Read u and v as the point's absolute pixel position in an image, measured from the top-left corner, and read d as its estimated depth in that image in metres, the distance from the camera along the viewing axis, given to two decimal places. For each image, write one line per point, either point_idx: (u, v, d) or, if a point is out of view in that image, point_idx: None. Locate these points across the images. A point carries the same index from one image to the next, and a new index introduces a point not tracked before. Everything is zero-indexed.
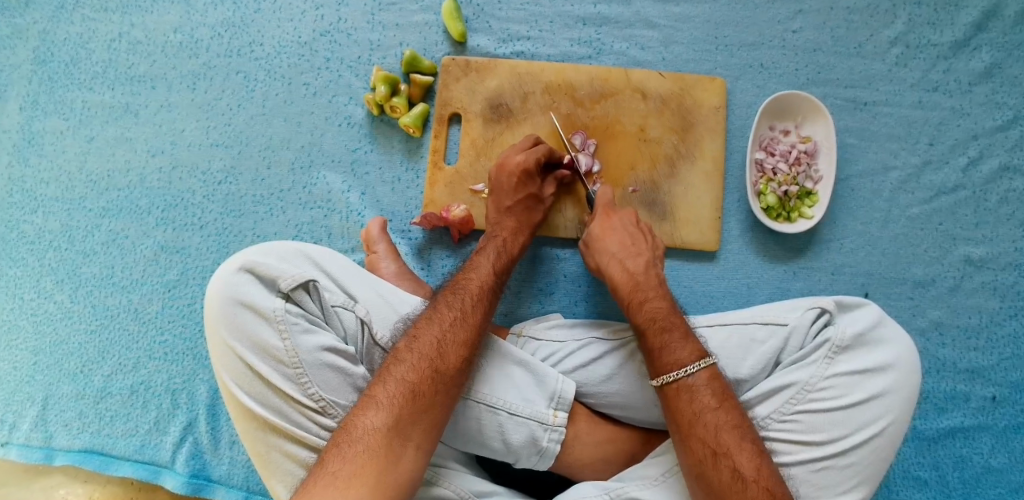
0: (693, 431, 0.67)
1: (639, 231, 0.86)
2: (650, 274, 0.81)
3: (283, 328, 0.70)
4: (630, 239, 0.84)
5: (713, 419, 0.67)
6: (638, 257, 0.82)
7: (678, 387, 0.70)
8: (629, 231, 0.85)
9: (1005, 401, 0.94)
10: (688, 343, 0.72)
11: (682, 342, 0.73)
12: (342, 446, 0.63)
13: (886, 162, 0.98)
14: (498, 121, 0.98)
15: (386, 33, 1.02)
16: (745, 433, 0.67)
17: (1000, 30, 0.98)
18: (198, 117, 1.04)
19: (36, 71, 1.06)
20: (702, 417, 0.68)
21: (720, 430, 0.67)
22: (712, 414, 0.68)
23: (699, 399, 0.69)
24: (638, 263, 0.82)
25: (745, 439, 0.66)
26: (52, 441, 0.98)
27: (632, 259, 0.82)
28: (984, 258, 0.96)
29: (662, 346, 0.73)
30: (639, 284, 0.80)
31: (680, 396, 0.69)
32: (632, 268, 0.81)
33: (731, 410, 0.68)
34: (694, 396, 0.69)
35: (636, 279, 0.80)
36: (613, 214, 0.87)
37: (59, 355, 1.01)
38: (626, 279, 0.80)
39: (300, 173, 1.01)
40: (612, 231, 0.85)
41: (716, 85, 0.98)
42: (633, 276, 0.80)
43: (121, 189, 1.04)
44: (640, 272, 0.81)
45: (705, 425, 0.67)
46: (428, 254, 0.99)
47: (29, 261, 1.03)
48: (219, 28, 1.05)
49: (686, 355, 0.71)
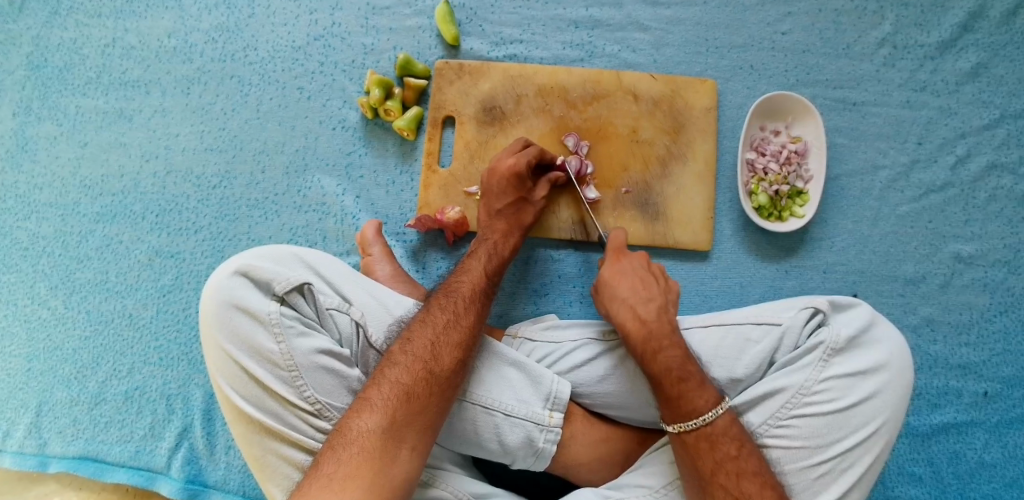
0: (715, 479, 0.68)
1: (650, 273, 0.82)
2: (662, 322, 0.77)
3: (279, 331, 0.70)
4: (641, 282, 0.81)
5: (734, 467, 0.68)
6: (650, 304, 0.78)
7: (697, 435, 0.70)
8: (640, 274, 0.82)
9: (997, 396, 0.95)
10: (705, 391, 0.71)
11: (698, 390, 0.71)
12: (337, 448, 0.63)
13: (876, 161, 0.99)
14: (491, 123, 0.99)
15: (379, 37, 1.03)
16: (765, 479, 0.68)
17: (986, 31, 1.00)
18: (192, 121, 1.04)
19: (30, 77, 1.07)
20: (724, 465, 0.68)
21: (742, 477, 0.68)
22: (734, 462, 0.69)
23: (719, 447, 0.70)
24: (649, 309, 0.78)
25: (766, 486, 0.67)
26: (47, 448, 0.98)
27: (644, 305, 0.78)
28: (974, 255, 0.97)
29: (679, 396, 0.71)
30: (652, 333, 0.76)
31: (700, 443, 0.70)
32: (645, 316, 0.77)
33: (750, 456, 0.69)
34: (714, 444, 0.70)
35: (648, 327, 0.76)
36: (623, 257, 0.84)
37: (53, 362, 1.00)
38: (638, 328, 0.76)
39: (295, 176, 1.01)
40: (623, 275, 0.82)
41: (707, 86, 0.99)
42: (645, 325, 0.76)
43: (115, 194, 1.04)
44: (653, 319, 0.77)
45: (727, 473, 0.68)
46: (423, 257, 0.99)
47: (23, 267, 1.03)
48: (213, 33, 1.05)
49: (704, 403, 0.71)
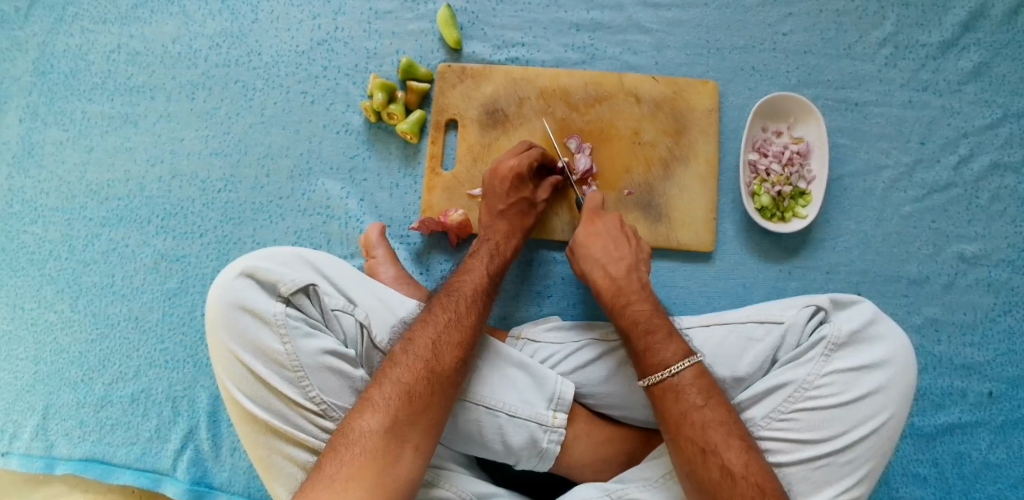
0: (681, 430, 0.68)
1: (623, 236, 0.87)
2: (632, 278, 0.82)
3: (285, 332, 0.70)
4: (613, 244, 0.85)
5: (699, 417, 0.68)
6: (621, 262, 0.84)
7: (664, 386, 0.71)
8: (613, 235, 0.86)
9: (1002, 396, 0.95)
10: (671, 343, 0.74)
11: (665, 342, 0.74)
12: (339, 449, 0.63)
13: (878, 162, 0.99)
14: (494, 126, 0.99)
15: (382, 41, 1.04)
16: (732, 429, 0.68)
17: (988, 31, 1.00)
18: (196, 126, 1.05)
19: (36, 83, 1.08)
20: (689, 416, 0.69)
21: (707, 428, 0.68)
22: (699, 412, 0.69)
23: (685, 397, 0.70)
24: (620, 267, 0.83)
25: (732, 436, 0.67)
26: (54, 450, 0.99)
27: (614, 264, 0.84)
28: (977, 255, 0.97)
29: (646, 347, 0.74)
30: (621, 288, 0.81)
31: (667, 395, 0.71)
32: (614, 273, 0.83)
33: (718, 407, 0.69)
34: (680, 394, 0.70)
35: (617, 283, 0.82)
36: (598, 220, 0.88)
37: (60, 365, 1.01)
38: (608, 284, 0.82)
39: (299, 180, 1.02)
40: (597, 237, 0.86)
41: (709, 87, 0.99)
42: (614, 281, 0.82)
43: (121, 198, 1.04)
44: (622, 276, 0.82)
45: (692, 424, 0.68)
46: (427, 259, 0.99)
47: (30, 271, 1.04)
48: (217, 38, 1.06)
49: (671, 354, 0.72)
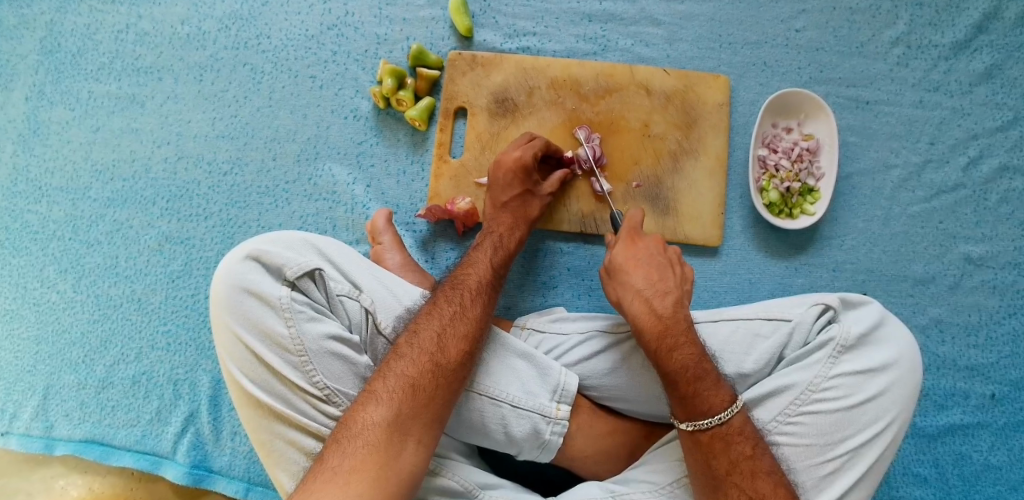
0: (729, 478, 0.68)
1: (666, 260, 0.82)
2: (678, 317, 0.77)
3: (290, 316, 0.70)
4: (656, 273, 0.80)
5: (749, 466, 0.68)
6: (666, 297, 0.78)
7: (712, 434, 0.70)
8: (655, 263, 0.81)
9: (1005, 399, 0.94)
10: (720, 390, 0.71)
11: (714, 389, 0.71)
12: (342, 442, 0.63)
13: (887, 161, 0.99)
14: (503, 115, 0.99)
15: (393, 27, 1.03)
16: (779, 479, 0.68)
17: (1001, 32, 0.99)
18: (203, 108, 1.04)
19: (43, 62, 1.07)
20: (739, 465, 0.68)
21: (756, 477, 0.67)
22: (748, 461, 0.68)
23: (734, 446, 0.69)
24: (666, 304, 0.77)
25: (779, 485, 0.67)
26: (54, 430, 0.98)
27: (659, 299, 0.78)
28: (984, 256, 0.97)
29: (694, 394, 0.71)
30: (668, 328, 0.75)
31: (714, 442, 0.70)
32: (661, 311, 0.77)
33: (764, 456, 0.69)
34: (728, 442, 0.69)
35: (664, 322, 0.76)
36: (638, 241, 0.83)
37: (61, 345, 1.00)
38: (654, 322, 0.76)
39: (306, 165, 1.02)
40: (638, 263, 0.81)
41: (720, 82, 0.99)
42: (661, 319, 0.76)
43: (126, 179, 1.04)
44: (669, 315, 0.76)
45: (742, 472, 0.68)
46: (432, 247, 0.99)
47: (33, 250, 1.03)
48: (227, 21, 1.05)
49: (719, 402, 0.70)
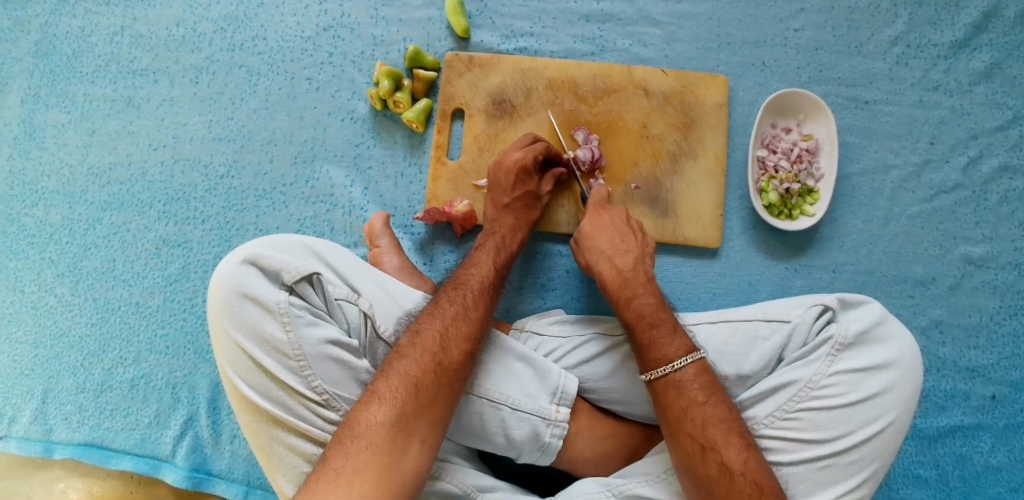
0: (681, 426, 0.68)
1: (629, 229, 0.87)
2: (638, 271, 0.83)
3: (288, 321, 0.69)
4: (619, 236, 0.86)
5: (701, 413, 0.68)
6: (628, 254, 0.84)
7: (666, 382, 0.71)
8: (619, 228, 0.87)
9: (1005, 400, 0.94)
10: (675, 339, 0.73)
11: (668, 338, 0.73)
12: (345, 442, 0.63)
13: (886, 161, 0.98)
14: (501, 117, 0.98)
15: (389, 28, 1.02)
16: (733, 427, 0.67)
17: (1001, 31, 0.99)
18: (200, 111, 1.04)
19: (38, 65, 1.06)
20: (690, 412, 0.68)
21: (708, 424, 0.67)
22: (699, 409, 0.68)
23: (686, 394, 0.70)
24: (627, 260, 0.83)
25: (732, 433, 0.67)
26: (52, 434, 0.98)
27: (620, 256, 0.84)
28: (984, 257, 0.97)
29: (650, 342, 0.74)
30: (627, 281, 0.81)
31: (668, 390, 0.71)
32: (621, 265, 0.83)
33: (719, 404, 0.69)
34: (681, 390, 0.70)
35: (624, 275, 0.82)
36: (604, 212, 0.88)
37: (59, 349, 1.00)
38: (615, 276, 0.82)
39: (303, 167, 1.01)
40: (602, 229, 0.87)
41: (718, 82, 0.98)
42: (621, 273, 0.82)
43: (123, 183, 1.03)
44: (629, 269, 0.82)
45: (693, 420, 0.68)
46: (431, 250, 0.99)
47: (30, 254, 1.03)
48: (222, 22, 1.05)
49: (673, 350, 0.72)
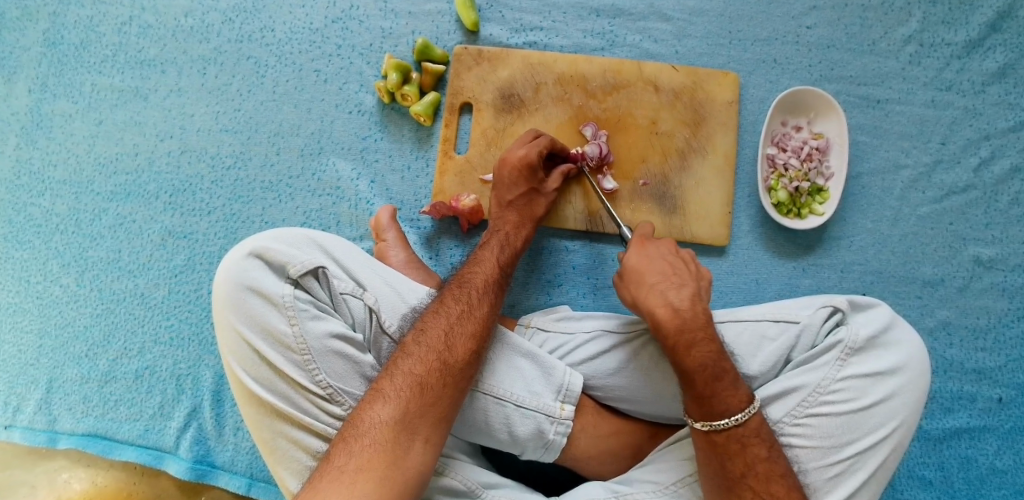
0: (744, 481, 0.67)
1: (680, 260, 0.80)
2: (696, 311, 0.75)
3: (293, 315, 0.69)
4: (671, 269, 0.79)
5: (764, 469, 0.68)
6: (682, 291, 0.76)
7: (728, 435, 0.69)
8: (669, 260, 0.80)
9: (1011, 403, 0.94)
10: (738, 391, 0.70)
11: (732, 390, 0.70)
12: (349, 440, 0.62)
13: (897, 161, 0.97)
14: (509, 111, 0.98)
15: (398, 21, 1.02)
16: (792, 482, 0.68)
17: (1015, 31, 0.98)
18: (207, 102, 1.04)
19: (46, 54, 1.06)
20: (754, 467, 0.68)
21: (771, 480, 0.67)
22: (764, 464, 0.68)
23: (750, 448, 0.68)
24: (682, 297, 0.76)
25: (793, 489, 0.67)
26: (57, 424, 0.98)
27: (676, 293, 0.76)
28: (994, 259, 0.96)
29: (712, 394, 0.69)
30: (686, 324, 0.73)
31: (730, 444, 0.69)
32: (678, 305, 0.75)
33: (779, 458, 0.69)
34: (744, 444, 0.69)
35: (682, 317, 0.74)
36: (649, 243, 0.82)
37: (64, 339, 1.00)
38: (672, 317, 0.74)
39: (310, 159, 1.01)
40: (651, 261, 0.80)
41: (729, 79, 0.97)
42: (678, 314, 0.74)
43: (130, 173, 1.03)
44: (687, 309, 0.74)
45: (757, 475, 0.67)
46: (437, 244, 0.98)
47: (36, 244, 1.03)
48: (230, 13, 1.04)
49: (736, 403, 0.69)
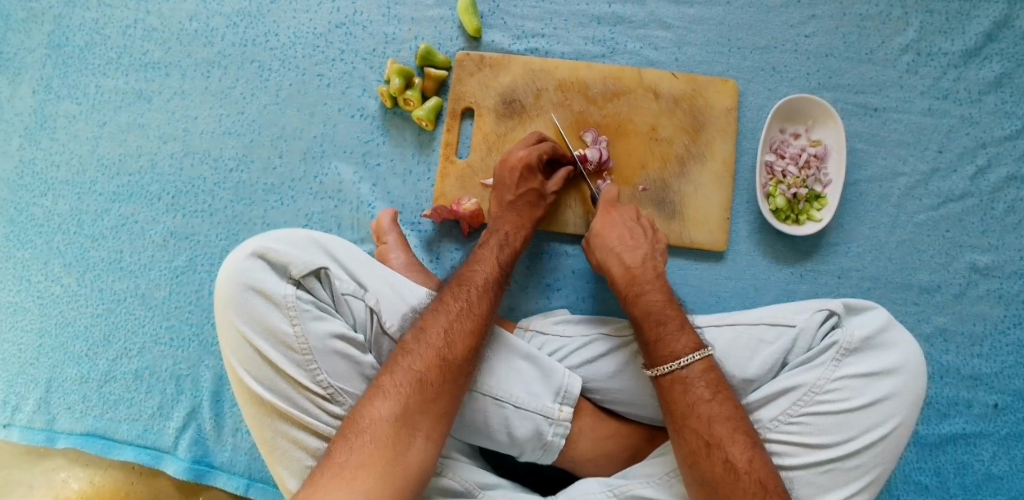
0: (687, 423, 0.68)
1: (640, 227, 0.86)
2: (647, 268, 0.82)
3: (295, 314, 0.70)
4: (629, 233, 0.85)
5: (707, 410, 0.68)
6: (636, 251, 0.83)
7: (672, 379, 0.71)
8: (629, 226, 0.86)
9: (1007, 409, 0.94)
10: (683, 336, 0.73)
11: (677, 334, 0.74)
12: (350, 437, 0.63)
13: (894, 168, 0.98)
14: (510, 116, 0.99)
15: (401, 26, 1.03)
16: (738, 424, 0.67)
17: (1011, 41, 0.99)
18: (211, 104, 1.04)
19: (51, 55, 1.07)
20: (697, 408, 0.68)
21: (714, 421, 0.67)
22: (706, 405, 0.68)
23: (692, 390, 0.70)
24: (636, 256, 0.83)
25: (738, 431, 0.67)
26: (55, 423, 0.98)
27: (629, 253, 0.83)
28: (990, 266, 0.97)
29: (657, 338, 0.74)
30: (635, 277, 0.81)
31: (674, 387, 0.70)
32: (630, 263, 0.82)
33: (727, 402, 0.69)
34: (688, 387, 0.70)
35: (632, 272, 0.81)
36: (613, 210, 0.87)
37: (64, 339, 1.01)
38: (623, 273, 0.82)
39: (312, 162, 1.02)
40: (612, 226, 0.86)
41: (728, 86, 0.99)
42: (629, 271, 0.82)
43: (132, 175, 1.04)
44: (638, 265, 0.82)
45: (699, 417, 0.68)
46: (437, 247, 0.99)
47: (38, 244, 1.03)
48: (235, 17, 1.05)
49: (680, 347, 0.72)
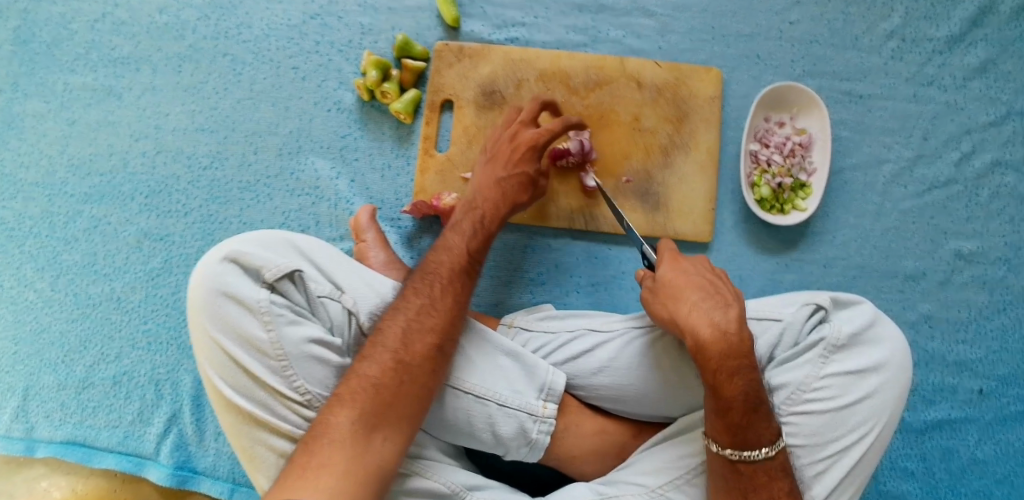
0: None
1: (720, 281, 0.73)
2: (743, 334, 0.68)
3: (269, 320, 0.68)
4: (712, 289, 0.72)
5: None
6: (729, 311, 0.69)
7: (756, 467, 0.66)
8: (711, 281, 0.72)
9: (992, 394, 0.95)
10: (770, 424, 0.67)
11: (766, 422, 0.66)
12: (310, 444, 0.61)
13: (879, 155, 0.98)
14: (490, 108, 0.97)
15: (378, 17, 1.00)
16: None
17: (995, 26, 0.98)
18: (183, 100, 1.02)
19: (16, 52, 1.03)
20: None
21: None
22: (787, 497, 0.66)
23: (775, 482, 0.66)
24: (729, 317, 0.69)
25: None
26: (34, 432, 0.96)
27: (723, 315, 0.69)
28: (974, 252, 0.96)
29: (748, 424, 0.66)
30: (733, 349, 0.67)
31: (757, 474, 0.66)
32: (725, 327, 0.68)
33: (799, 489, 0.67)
34: (770, 477, 0.66)
35: (730, 340, 0.67)
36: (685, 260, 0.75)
37: (40, 345, 0.98)
38: (718, 339, 0.67)
39: (288, 159, 0.99)
40: (692, 279, 0.72)
41: (712, 75, 0.97)
42: (725, 337, 0.67)
43: (104, 175, 1.01)
44: (735, 332, 0.68)
45: None
46: (419, 244, 0.97)
47: (9, 248, 1.01)
48: (206, 10, 1.02)
49: (767, 435, 0.66)
